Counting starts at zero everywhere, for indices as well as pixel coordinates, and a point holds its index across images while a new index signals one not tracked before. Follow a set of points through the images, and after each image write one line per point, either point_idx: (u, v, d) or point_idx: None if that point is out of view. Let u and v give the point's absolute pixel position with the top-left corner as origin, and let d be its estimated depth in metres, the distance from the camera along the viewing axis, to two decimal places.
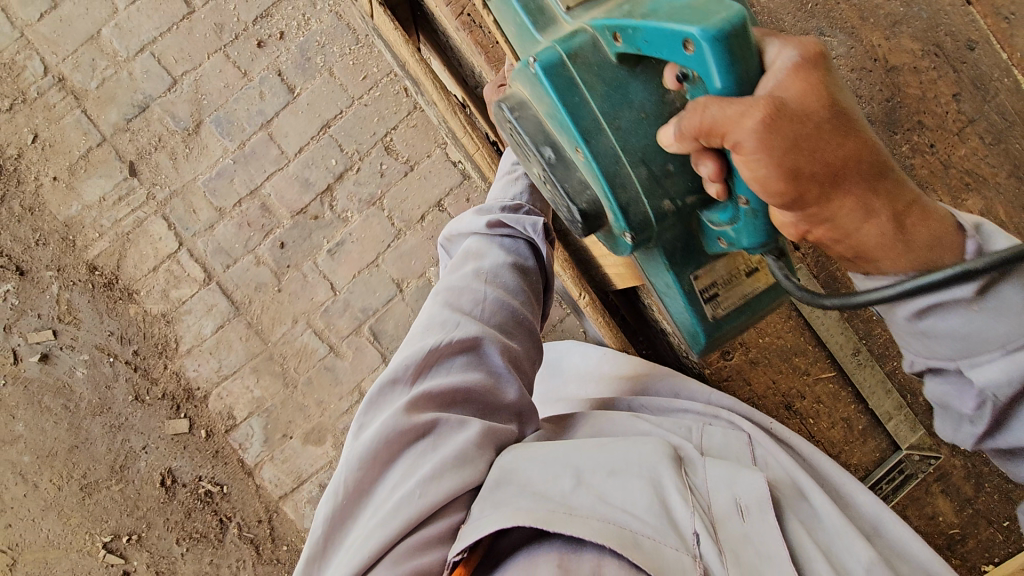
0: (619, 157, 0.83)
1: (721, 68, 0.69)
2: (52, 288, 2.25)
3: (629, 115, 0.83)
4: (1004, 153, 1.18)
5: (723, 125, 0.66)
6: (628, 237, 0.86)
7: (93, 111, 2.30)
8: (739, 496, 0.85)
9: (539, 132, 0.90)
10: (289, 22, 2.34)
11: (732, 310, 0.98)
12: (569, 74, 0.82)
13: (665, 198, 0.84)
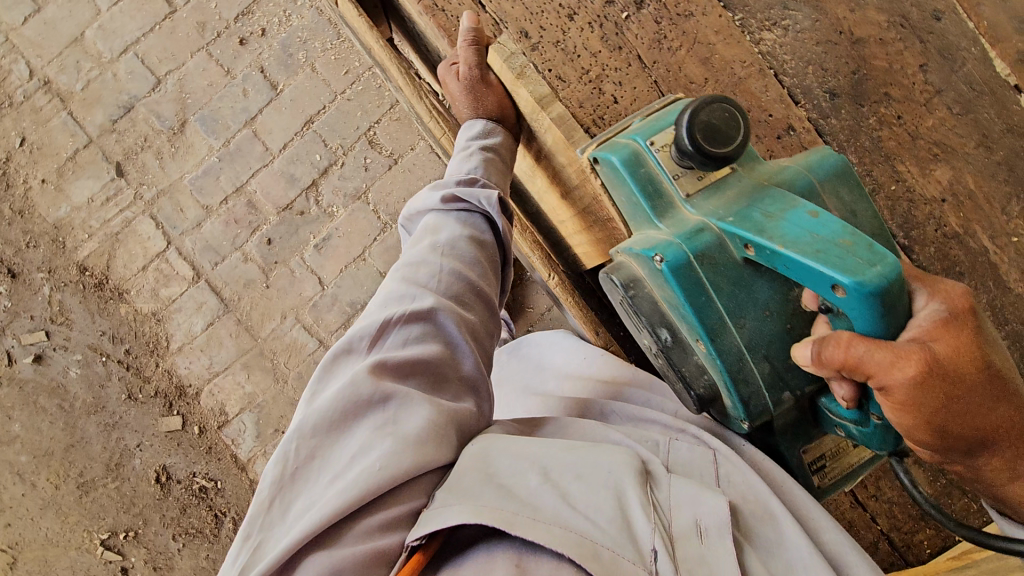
0: (740, 353, 0.88)
1: (869, 317, 0.74)
2: (43, 290, 2.27)
3: (754, 313, 0.88)
4: (972, 123, 1.17)
5: (873, 368, 0.73)
6: (746, 424, 0.92)
7: (79, 113, 2.32)
8: (700, 517, 0.83)
9: (653, 311, 0.95)
10: (271, 19, 2.36)
11: (839, 476, 1.05)
12: (697, 276, 0.86)
13: (785, 389, 0.89)
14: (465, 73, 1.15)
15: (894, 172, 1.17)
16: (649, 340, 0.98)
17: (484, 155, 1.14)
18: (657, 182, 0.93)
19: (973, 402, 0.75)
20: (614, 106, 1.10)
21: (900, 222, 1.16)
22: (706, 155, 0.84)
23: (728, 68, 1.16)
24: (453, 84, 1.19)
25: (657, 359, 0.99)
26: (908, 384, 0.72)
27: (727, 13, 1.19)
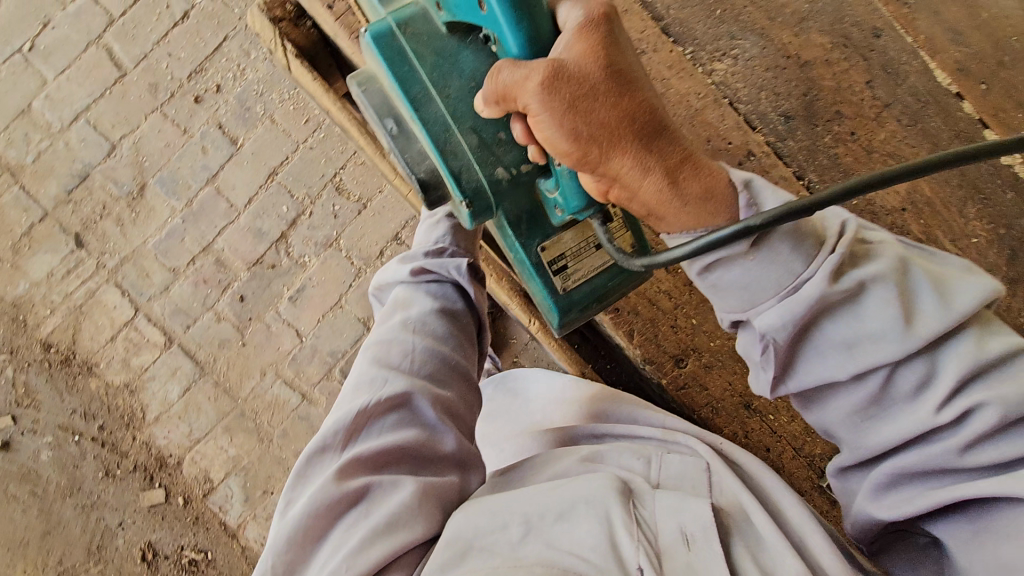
0: (447, 125, 0.93)
1: (510, 28, 0.79)
2: (7, 372, 2.18)
3: (459, 84, 0.93)
4: (921, 133, 1.22)
5: (514, 87, 0.76)
6: (462, 204, 0.94)
7: (32, 186, 2.23)
8: (684, 524, 0.78)
9: (383, 105, 1.01)
10: (225, 74, 2.29)
11: (585, 280, 1.05)
12: (398, 44, 0.93)
13: (497, 164, 0.93)
14: None
15: (854, 186, 1.20)
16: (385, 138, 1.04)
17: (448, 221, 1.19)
18: None
19: (604, 100, 0.72)
20: None
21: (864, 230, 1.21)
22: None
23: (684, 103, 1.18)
24: None
25: (394, 156, 1.05)
26: (540, 94, 0.73)
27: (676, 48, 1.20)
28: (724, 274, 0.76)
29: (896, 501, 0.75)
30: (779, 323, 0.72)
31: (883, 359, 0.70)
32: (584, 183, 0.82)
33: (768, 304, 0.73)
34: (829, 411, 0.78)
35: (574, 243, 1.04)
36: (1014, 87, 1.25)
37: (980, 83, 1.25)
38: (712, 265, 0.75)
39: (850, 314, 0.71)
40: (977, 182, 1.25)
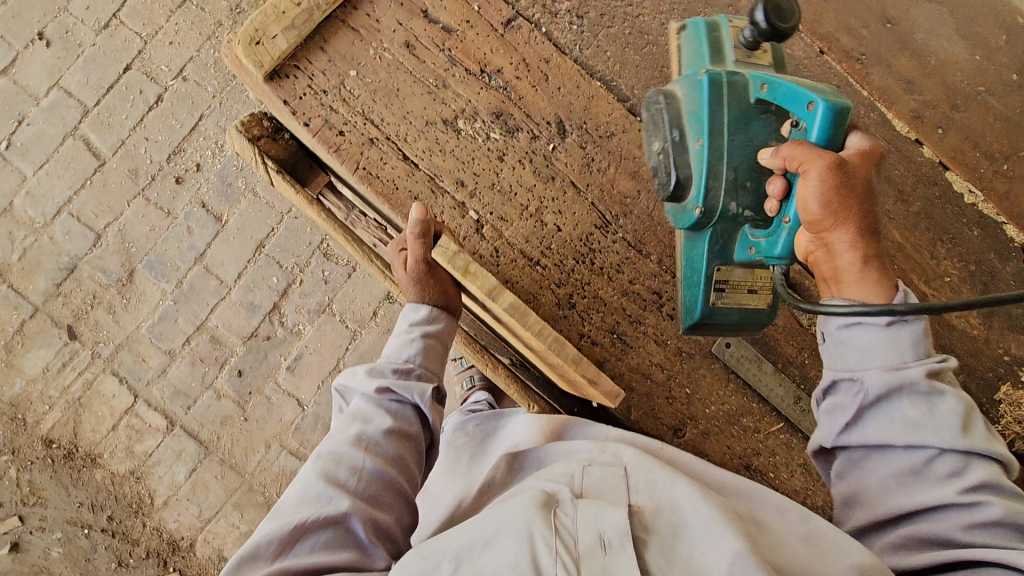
0: (722, 155, 0.96)
1: (825, 133, 0.85)
2: (10, 472, 2.17)
3: (742, 138, 0.96)
4: (886, 182, 1.28)
5: (801, 157, 0.84)
6: (698, 211, 0.99)
7: (19, 283, 2.23)
8: (604, 529, 0.78)
9: (675, 117, 1.03)
10: (203, 153, 2.31)
11: (731, 307, 1.06)
12: (724, 85, 0.96)
13: (734, 199, 0.97)
14: (410, 264, 1.03)
15: None
16: (656, 143, 1.06)
17: (428, 343, 1.04)
18: (722, 45, 1.04)
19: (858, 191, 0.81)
20: (559, 234, 1.16)
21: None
22: (778, 34, 0.92)
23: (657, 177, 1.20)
24: (399, 269, 1.06)
25: (652, 160, 1.07)
26: (823, 167, 0.81)
27: None
28: (852, 337, 0.83)
29: (908, 558, 0.78)
30: (883, 385, 0.79)
31: (930, 441, 0.77)
32: (799, 241, 0.89)
33: (874, 373, 0.81)
34: (871, 478, 0.83)
35: (745, 279, 1.04)
36: (969, 128, 1.30)
37: (937, 127, 1.30)
38: (849, 327, 0.83)
39: (926, 403, 0.79)
40: (943, 223, 1.29)
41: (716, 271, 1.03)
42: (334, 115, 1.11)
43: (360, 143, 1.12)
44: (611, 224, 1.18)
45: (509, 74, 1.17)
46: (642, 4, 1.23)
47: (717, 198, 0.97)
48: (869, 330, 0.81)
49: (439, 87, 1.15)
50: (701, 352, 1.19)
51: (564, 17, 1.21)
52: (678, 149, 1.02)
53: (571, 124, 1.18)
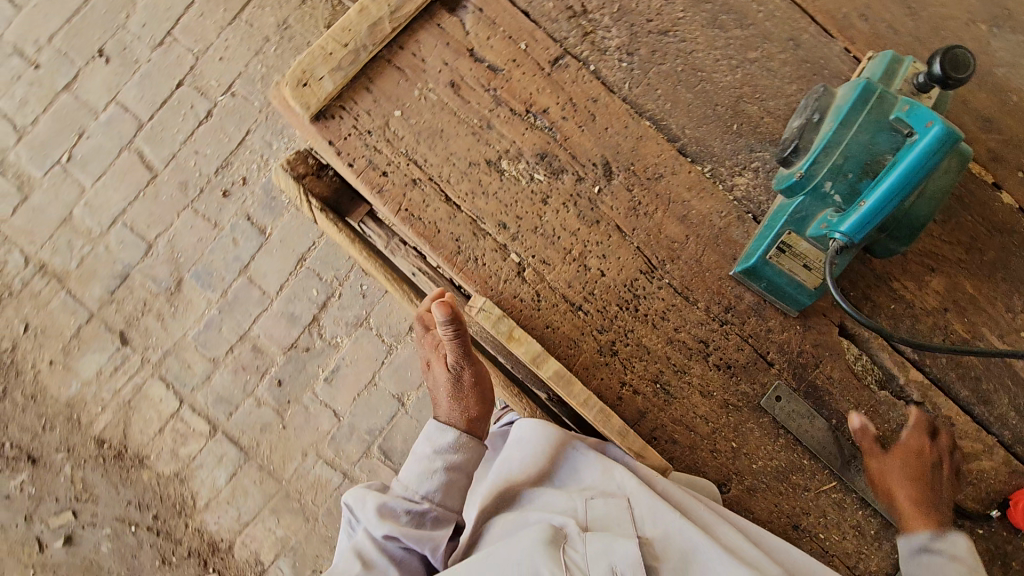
0: (843, 143, 1.01)
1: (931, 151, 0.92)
2: (64, 469, 2.27)
3: (864, 140, 1.00)
4: (957, 229, 1.19)
5: (910, 444, 1.10)
6: (796, 175, 1.03)
7: (76, 290, 2.32)
8: (614, 563, 0.99)
9: (824, 104, 1.08)
10: (249, 166, 2.36)
11: (783, 268, 1.09)
12: (879, 92, 1.00)
13: (829, 179, 1.02)
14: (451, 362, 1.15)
15: (892, 292, 1.17)
16: (794, 122, 1.11)
17: (447, 480, 1.13)
18: (893, 74, 1.08)
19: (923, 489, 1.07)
20: (603, 279, 1.13)
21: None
22: (947, 81, 0.98)
23: (707, 221, 1.15)
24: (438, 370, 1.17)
25: (785, 133, 1.13)
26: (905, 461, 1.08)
27: (696, 167, 1.16)
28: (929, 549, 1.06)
29: None
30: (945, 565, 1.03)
31: None
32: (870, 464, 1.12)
33: None
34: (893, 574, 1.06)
35: (809, 251, 1.07)
36: None
37: (1016, 170, 1.20)
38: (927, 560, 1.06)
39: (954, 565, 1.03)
40: (1021, 274, 1.19)
41: (785, 235, 1.07)
42: (378, 155, 1.11)
43: (402, 184, 1.11)
44: (657, 270, 1.14)
45: (555, 114, 1.14)
46: (695, 38, 1.18)
47: (819, 171, 1.02)
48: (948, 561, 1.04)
49: (484, 128, 1.13)
50: (749, 406, 1.13)
51: (613, 53, 1.17)
52: (807, 129, 1.07)
53: (618, 168, 1.14)
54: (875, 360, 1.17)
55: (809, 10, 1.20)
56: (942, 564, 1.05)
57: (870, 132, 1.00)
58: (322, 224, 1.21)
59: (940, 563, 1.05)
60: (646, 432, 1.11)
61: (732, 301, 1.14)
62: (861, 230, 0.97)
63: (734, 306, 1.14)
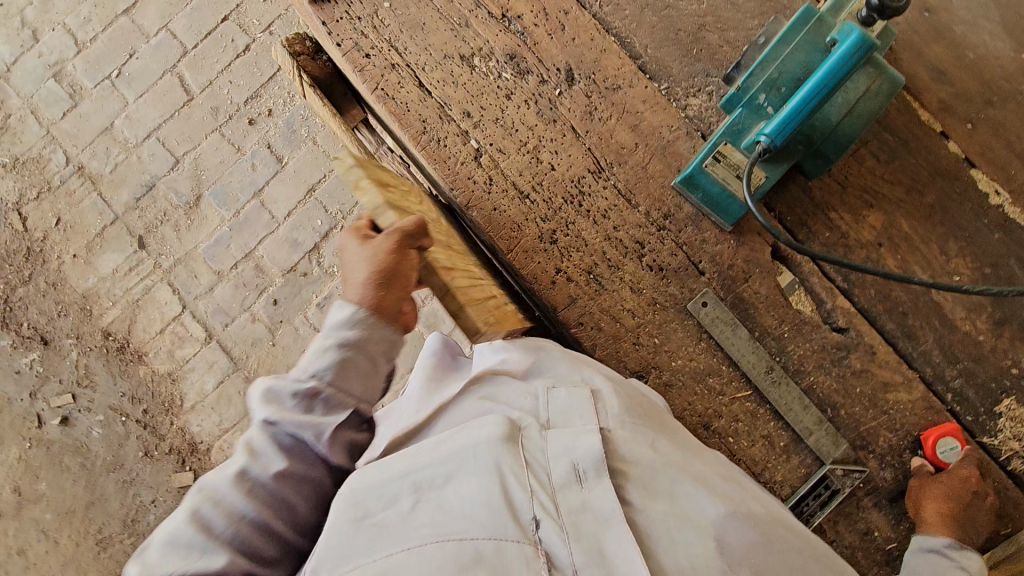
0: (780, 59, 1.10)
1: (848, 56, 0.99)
2: (71, 355, 2.46)
3: (797, 57, 1.09)
4: (900, 170, 1.23)
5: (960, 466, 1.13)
6: (735, 85, 1.13)
7: (107, 194, 2.53)
8: (576, 462, 0.86)
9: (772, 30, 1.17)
10: (276, 100, 2.53)
11: (718, 176, 1.17)
12: (819, 14, 1.09)
13: (763, 91, 1.11)
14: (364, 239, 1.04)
15: (827, 221, 1.23)
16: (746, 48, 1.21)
17: (343, 358, 0.99)
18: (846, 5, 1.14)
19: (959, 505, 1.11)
20: (552, 172, 1.22)
21: (950, 519, 1.10)
22: (885, 11, 1.05)
23: (655, 132, 1.23)
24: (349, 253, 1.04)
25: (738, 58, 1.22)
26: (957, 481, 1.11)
27: (652, 84, 1.25)
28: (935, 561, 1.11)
29: None
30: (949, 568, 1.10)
31: None
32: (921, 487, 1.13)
33: None
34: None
35: (741, 161, 1.15)
36: (1003, 127, 1.24)
37: (965, 121, 1.25)
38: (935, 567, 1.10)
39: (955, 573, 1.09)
40: (959, 220, 1.22)
41: (721, 145, 1.16)
42: (363, 40, 1.25)
43: (382, 67, 1.24)
44: (604, 171, 1.22)
45: (528, 21, 1.25)
46: None
47: (756, 84, 1.12)
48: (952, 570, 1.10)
49: (461, 27, 1.25)
50: (674, 306, 1.20)
51: None
52: (754, 50, 1.17)
53: (579, 74, 1.24)
54: (805, 284, 1.22)
55: None
56: (950, 568, 1.10)
57: (807, 51, 1.09)
58: (311, 102, 1.36)
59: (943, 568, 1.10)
60: (574, 317, 1.20)
61: (671, 209, 1.22)
62: (782, 133, 1.05)
63: (672, 214, 1.22)
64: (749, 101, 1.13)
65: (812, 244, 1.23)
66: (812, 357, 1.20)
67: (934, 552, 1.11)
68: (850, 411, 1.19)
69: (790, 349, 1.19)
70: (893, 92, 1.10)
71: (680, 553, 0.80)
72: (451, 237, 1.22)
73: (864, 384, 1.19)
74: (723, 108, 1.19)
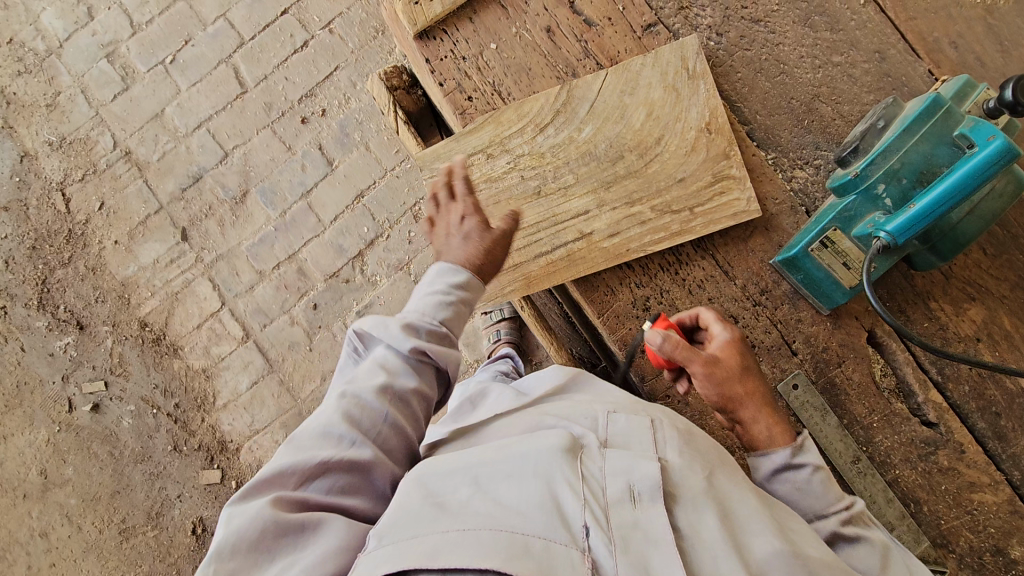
0: (904, 149, 1.04)
1: (986, 166, 0.95)
2: (106, 342, 2.44)
3: (923, 150, 1.03)
4: (1006, 265, 1.20)
5: (726, 352, 1.05)
6: (854, 171, 1.06)
7: (153, 181, 2.49)
8: (633, 481, 0.82)
9: (890, 114, 1.10)
10: (331, 101, 2.48)
11: (825, 262, 1.11)
12: (948, 105, 1.03)
13: (883, 182, 1.06)
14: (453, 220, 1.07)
15: (928, 311, 1.19)
16: (860, 125, 1.14)
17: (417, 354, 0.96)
18: (966, 94, 1.09)
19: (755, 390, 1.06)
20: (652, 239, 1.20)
21: None
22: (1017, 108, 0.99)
23: (761, 204, 1.20)
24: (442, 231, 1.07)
25: (849, 137, 1.15)
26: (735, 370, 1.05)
27: (760, 153, 1.21)
28: (791, 480, 1.02)
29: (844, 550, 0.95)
30: (805, 477, 1.00)
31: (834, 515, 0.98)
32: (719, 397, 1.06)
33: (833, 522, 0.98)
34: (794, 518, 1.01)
35: (852, 249, 1.10)
36: None
37: None
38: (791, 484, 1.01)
39: (821, 479, 1.01)
40: None
41: (831, 230, 1.10)
42: (467, 81, 1.23)
43: (484, 110, 1.23)
44: (704, 241, 1.20)
45: None
46: (785, 33, 1.23)
47: (876, 173, 1.06)
48: (808, 473, 1.00)
49: (568, 75, 1.22)
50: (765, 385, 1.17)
51: (703, 32, 1.24)
52: (871, 133, 1.10)
53: None
54: (897, 373, 1.20)
55: (900, 28, 1.23)
56: (807, 477, 1.00)
57: (932, 143, 1.03)
58: (406, 142, 1.33)
59: (801, 475, 1.01)
60: (661, 388, 1.20)
61: (769, 285, 1.19)
62: (907, 231, 1.00)
63: (770, 290, 1.19)
64: (866, 191, 1.07)
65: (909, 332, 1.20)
66: (899, 450, 1.18)
67: (785, 471, 1.02)
68: (933, 506, 1.16)
69: (880, 439, 1.17)
70: (1015, 194, 1.06)
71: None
72: (588, 159, 1.19)
73: (951, 481, 1.17)
74: (831, 189, 1.13)
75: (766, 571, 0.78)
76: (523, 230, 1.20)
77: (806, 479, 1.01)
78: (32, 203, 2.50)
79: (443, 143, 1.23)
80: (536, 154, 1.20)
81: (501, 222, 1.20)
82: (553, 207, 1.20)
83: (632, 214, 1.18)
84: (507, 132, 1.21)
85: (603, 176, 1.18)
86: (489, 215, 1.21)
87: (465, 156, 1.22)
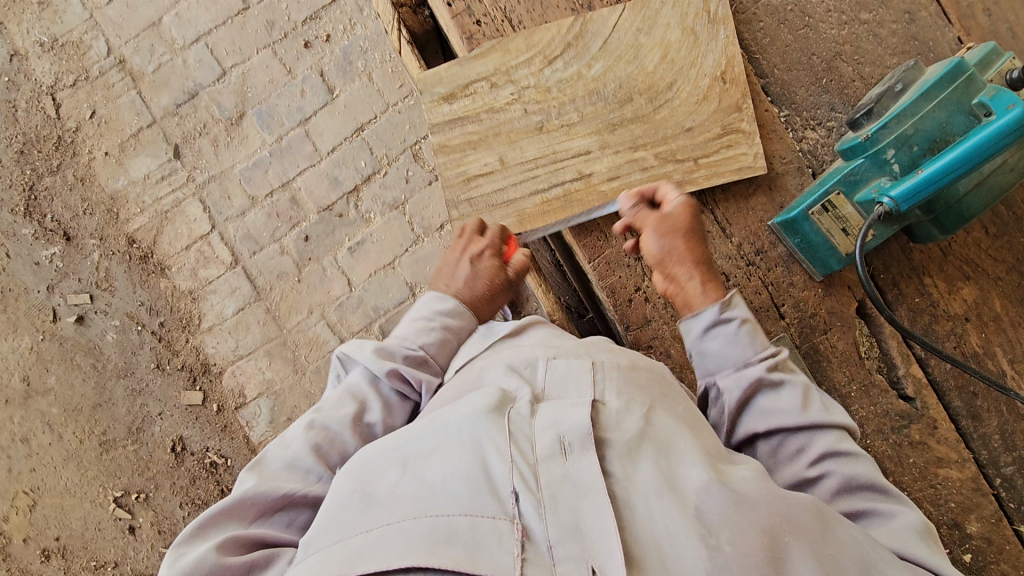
0: (919, 113, 1.00)
1: (1002, 137, 0.92)
2: (93, 255, 2.40)
3: (937, 117, 1.00)
4: (1007, 246, 1.17)
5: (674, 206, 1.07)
6: (864, 133, 1.03)
7: (147, 94, 2.41)
8: (562, 433, 0.78)
9: (908, 77, 1.06)
10: (336, 25, 2.37)
11: (824, 227, 1.09)
12: (970, 71, 0.98)
13: (892, 146, 1.02)
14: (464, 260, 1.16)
15: (920, 286, 1.18)
16: (876, 88, 1.10)
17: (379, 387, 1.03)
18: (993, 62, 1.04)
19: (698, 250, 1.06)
20: None
21: None
22: None
23: (767, 162, 1.17)
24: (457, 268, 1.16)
25: (863, 100, 1.11)
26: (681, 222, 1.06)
27: (773, 109, 1.17)
28: (714, 337, 1.01)
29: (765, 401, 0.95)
30: (730, 330, 0.99)
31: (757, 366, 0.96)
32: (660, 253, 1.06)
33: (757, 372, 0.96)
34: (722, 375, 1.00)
35: (853, 215, 1.07)
36: None
37: None
38: (718, 342, 1.00)
39: (749, 334, 0.99)
40: None
41: (834, 194, 1.07)
42: (476, 5, 1.18)
43: (491, 37, 1.18)
44: (704, 195, 1.17)
45: None
46: None
47: (887, 137, 1.02)
48: (734, 326, 0.99)
49: (583, 8, 1.17)
50: None
51: None
52: (887, 95, 1.05)
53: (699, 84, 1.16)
54: (881, 345, 1.20)
55: None
56: (733, 330, 1.00)
57: (948, 111, 0.99)
58: (406, 62, 1.25)
59: (728, 330, 1.00)
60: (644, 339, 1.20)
61: (765, 246, 1.17)
62: (911, 199, 0.98)
63: (765, 252, 1.17)
64: (873, 156, 1.04)
65: (899, 306, 1.18)
66: (873, 421, 1.18)
67: (715, 326, 1.01)
68: (898, 478, 1.18)
69: (854, 408, 1.17)
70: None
71: (660, 534, 0.70)
72: (596, 98, 1.14)
73: (919, 455, 1.18)
74: (840, 151, 1.09)
75: (704, 501, 0.73)
76: (521, 164, 1.17)
77: (733, 330, 0.99)
78: (20, 105, 2.42)
79: (446, 65, 1.17)
80: (541, 88, 1.15)
81: (499, 154, 1.17)
82: (552, 142, 1.16)
83: (633, 159, 1.14)
84: (514, 60, 1.15)
85: (607, 118, 1.14)
86: (488, 145, 1.18)
87: (467, 83, 1.17)
